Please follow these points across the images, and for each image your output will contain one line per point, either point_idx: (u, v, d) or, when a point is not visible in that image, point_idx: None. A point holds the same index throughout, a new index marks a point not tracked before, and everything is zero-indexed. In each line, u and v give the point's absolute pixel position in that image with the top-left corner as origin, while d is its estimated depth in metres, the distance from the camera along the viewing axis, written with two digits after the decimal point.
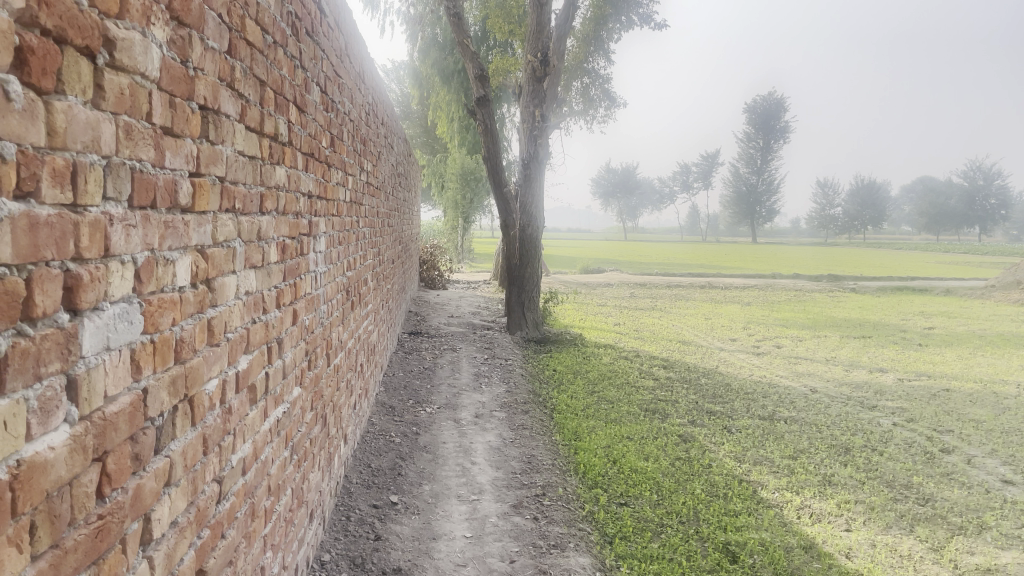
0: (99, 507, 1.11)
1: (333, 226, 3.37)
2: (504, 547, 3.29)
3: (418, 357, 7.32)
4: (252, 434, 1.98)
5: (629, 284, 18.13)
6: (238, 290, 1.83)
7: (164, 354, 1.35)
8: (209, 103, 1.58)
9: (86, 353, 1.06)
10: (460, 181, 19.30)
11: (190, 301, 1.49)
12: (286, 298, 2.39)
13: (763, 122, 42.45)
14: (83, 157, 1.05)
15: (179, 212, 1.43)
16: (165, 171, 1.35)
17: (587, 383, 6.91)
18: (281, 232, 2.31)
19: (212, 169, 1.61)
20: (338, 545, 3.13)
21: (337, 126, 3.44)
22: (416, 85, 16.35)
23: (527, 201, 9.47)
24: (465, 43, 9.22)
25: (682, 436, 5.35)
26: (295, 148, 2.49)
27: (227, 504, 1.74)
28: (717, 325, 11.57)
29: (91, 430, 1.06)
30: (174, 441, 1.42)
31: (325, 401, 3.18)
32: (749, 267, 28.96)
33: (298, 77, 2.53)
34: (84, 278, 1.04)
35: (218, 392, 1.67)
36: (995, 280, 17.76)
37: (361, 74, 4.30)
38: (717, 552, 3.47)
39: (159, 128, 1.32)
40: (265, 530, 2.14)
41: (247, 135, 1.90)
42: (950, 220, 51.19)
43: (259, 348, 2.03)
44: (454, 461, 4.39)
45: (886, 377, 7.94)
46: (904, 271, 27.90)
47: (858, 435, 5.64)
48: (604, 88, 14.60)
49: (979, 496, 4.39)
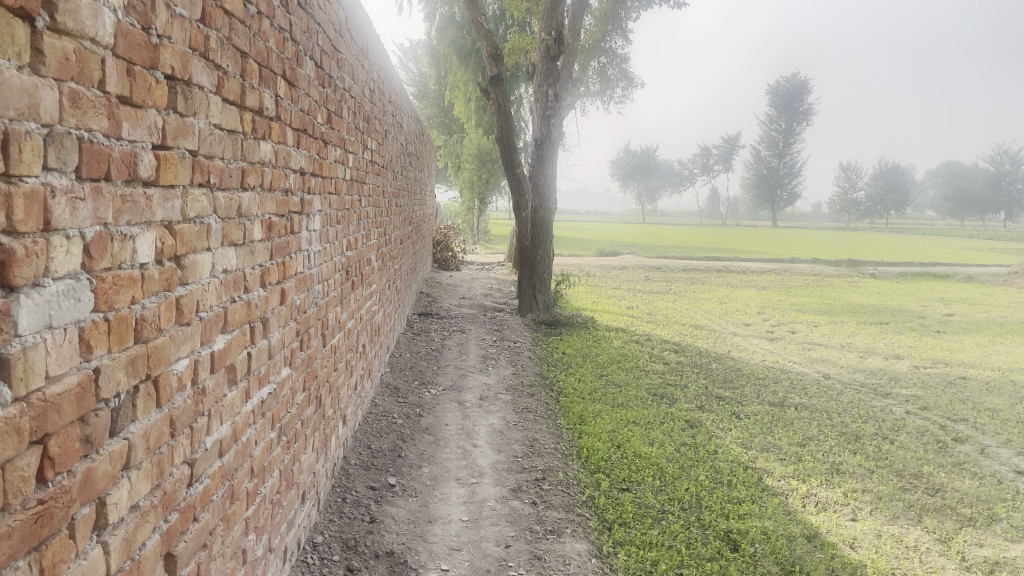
0: (40, 490, 1.06)
1: (330, 204, 3.32)
2: (500, 531, 3.25)
3: (426, 339, 7.29)
4: (230, 416, 1.93)
5: (645, 267, 18.01)
6: (214, 267, 1.78)
7: (122, 333, 1.30)
8: (177, 73, 1.52)
9: (22, 332, 1.01)
10: (476, 162, 19.23)
11: (155, 279, 1.44)
12: (273, 277, 2.34)
13: (784, 103, 41.88)
14: (17, 125, 1.00)
15: (141, 185, 1.38)
16: (122, 143, 1.30)
17: (596, 366, 6.85)
18: (267, 210, 2.26)
19: (181, 142, 1.56)
20: (332, 527, 3.10)
21: (336, 102, 3.39)
22: (433, 64, 16.22)
23: (540, 182, 9.37)
24: (479, 21, 9.10)
25: (688, 421, 5.28)
26: (283, 123, 2.43)
27: (199, 487, 1.70)
28: (731, 309, 11.46)
29: (27, 412, 1.02)
30: (134, 423, 1.37)
31: (320, 382, 3.14)
32: (767, 252, 28.64)
33: (288, 49, 2.46)
34: (19, 253, 1.00)
35: (189, 373, 1.62)
36: (1018, 266, 17.43)
37: (365, 50, 4.24)
38: (718, 539, 3.41)
39: (114, 98, 1.26)
40: (247, 512, 2.10)
41: (225, 108, 1.85)
42: (975, 205, 50.43)
43: (239, 328, 1.98)
44: (456, 444, 4.35)
45: (901, 363, 7.81)
46: (925, 257, 27.51)
47: (870, 422, 5.54)
48: (622, 68, 14.43)
49: (990, 487, 4.30)
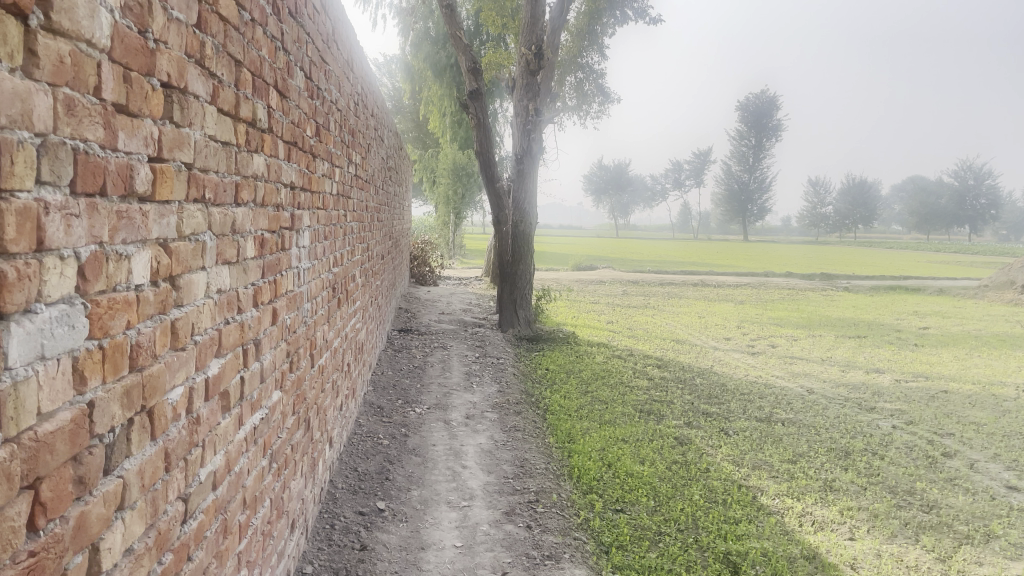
0: (30, 541, 0.95)
1: (319, 219, 3.21)
2: (496, 557, 3.15)
3: (407, 356, 7.17)
4: (224, 445, 1.82)
5: (622, 282, 18.01)
6: (209, 288, 1.67)
7: (117, 361, 1.19)
8: (173, 80, 1.42)
9: (13, 364, 0.90)
10: (452, 176, 19.16)
11: (150, 301, 1.33)
12: (265, 296, 2.23)
13: (754, 119, 42.42)
14: (9, 132, 0.89)
15: (136, 201, 1.27)
16: (118, 154, 1.19)
17: (581, 383, 6.77)
18: (259, 226, 2.15)
19: (177, 154, 1.45)
20: (321, 556, 2.98)
21: (323, 114, 3.28)
22: (408, 78, 16.15)
23: (520, 197, 9.32)
24: (457, 35, 9.03)
25: (677, 439, 5.22)
26: (275, 136, 2.34)
27: (193, 523, 1.59)
28: (710, 324, 11.46)
29: (19, 455, 0.91)
30: (129, 459, 1.26)
31: (308, 404, 3.02)
32: (742, 266, 28.86)
33: (279, 59, 2.37)
34: (11, 276, 0.89)
35: (184, 401, 1.51)
36: (988, 279, 17.70)
37: (350, 61, 4.15)
38: (717, 562, 3.33)
39: (110, 106, 1.16)
40: (240, 547, 1.98)
41: (220, 118, 1.75)
42: (942, 219, 51.31)
43: (233, 352, 1.87)
44: (444, 465, 4.24)
45: (883, 377, 7.83)
46: (896, 270, 27.87)
47: (858, 437, 5.52)
48: (598, 83, 14.46)
49: (984, 503, 4.27)
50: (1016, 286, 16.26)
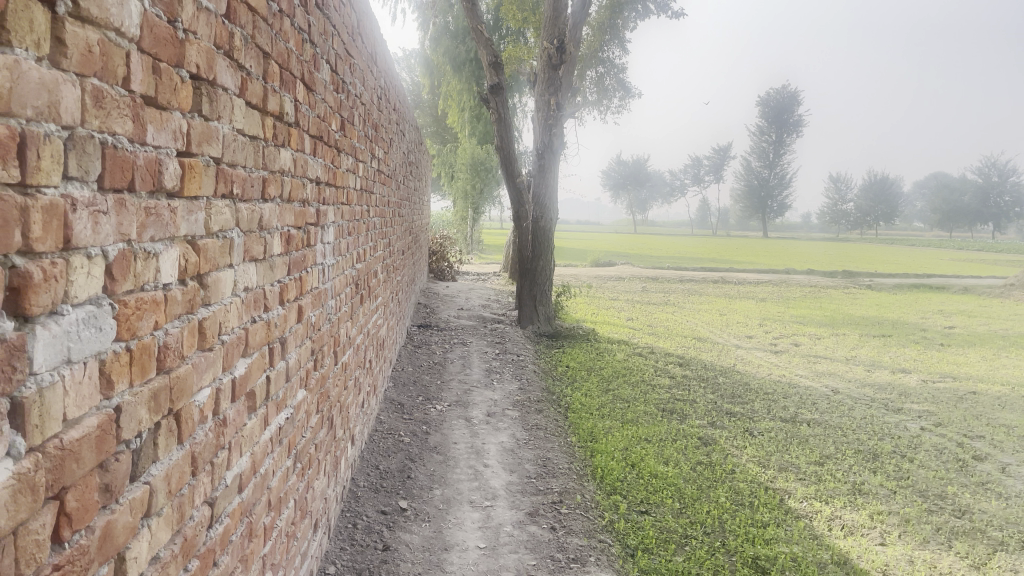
0: (54, 554, 0.91)
1: (342, 215, 3.17)
2: (520, 560, 3.10)
3: (427, 352, 7.14)
4: (250, 446, 1.78)
5: (641, 278, 17.88)
6: (236, 286, 1.63)
7: (144, 363, 1.14)
8: (202, 72, 1.38)
9: (37, 369, 0.86)
10: (470, 171, 19.07)
11: (178, 300, 1.29)
12: (291, 293, 2.19)
13: (775, 115, 42.11)
14: (35, 126, 0.85)
15: (165, 197, 1.23)
16: (147, 149, 1.15)
17: (602, 380, 6.71)
18: (286, 222, 2.11)
19: (206, 148, 1.41)
20: (344, 556, 2.94)
21: (348, 108, 3.24)
22: (428, 73, 16.09)
23: (541, 192, 9.25)
24: (479, 29, 8.94)
25: (702, 439, 5.14)
26: (302, 130, 2.29)
27: (219, 528, 1.54)
28: (732, 322, 11.33)
29: (43, 465, 0.86)
30: (156, 465, 1.22)
31: (332, 402, 2.99)
32: (761, 262, 28.62)
33: (306, 51, 2.32)
34: (36, 277, 0.85)
35: (211, 403, 1.47)
36: (1015, 278, 17.39)
37: (374, 55, 4.10)
38: (746, 566, 3.26)
39: (139, 98, 1.12)
40: (265, 550, 1.94)
41: (248, 112, 1.70)
42: (965, 217, 50.65)
43: (259, 351, 1.83)
44: (466, 464, 4.20)
45: (910, 378, 7.70)
46: (920, 268, 27.58)
47: (886, 439, 5.42)
48: (619, 78, 14.34)
49: (1018, 509, 4.17)
50: None
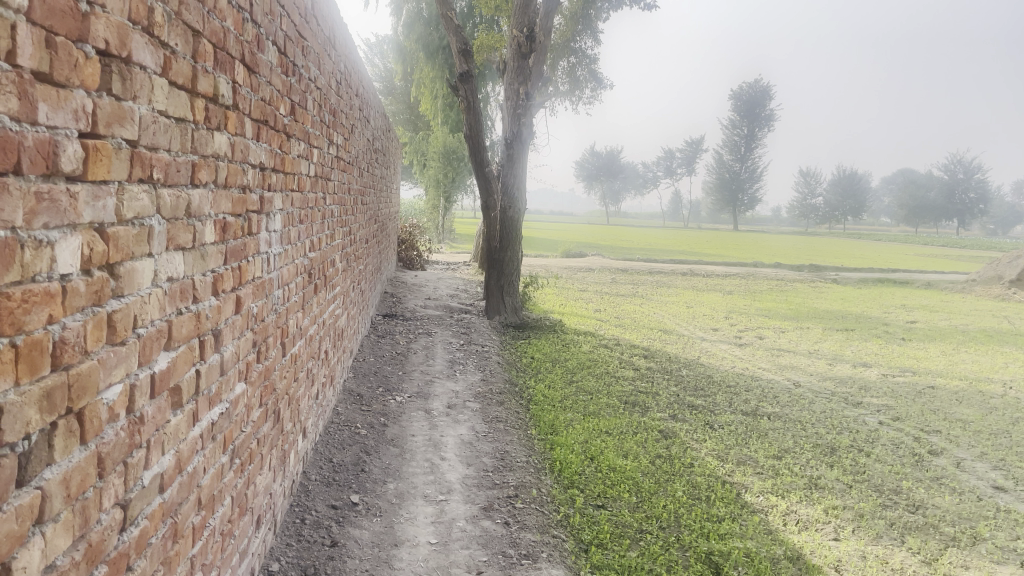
0: None
1: (292, 202, 3.08)
2: (470, 556, 3.05)
3: (391, 342, 7.06)
4: (175, 444, 1.70)
5: (611, 269, 17.91)
6: (157, 276, 1.55)
7: (33, 361, 1.06)
8: (112, 48, 1.29)
9: None
10: (442, 160, 18.94)
11: (81, 292, 1.21)
12: (227, 283, 2.10)
13: (746, 109, 42.45)
14: None
15: (63, 181, 1.15)
16: (38, 129, 1.06)
17: (566, 372, 6.67)
18: (221, 209, 2.02)
19: (116, 130, 1.32)
20: (289, 553, 2.86)
21: (300, 92, 3.14)
22: (400, 60, 15.93)
23: (509, 182, 9.18)
24: (448, 15, 8.81)
25: (662, 432, 5.13)
26: (241, 113, 2.20)
27: (134, 531, 1.47)
28: (699, 314, 11.37)
29: None
30: (51, 467, 1.14)
31: (278, 395, 2.90)
32: (730, 255, 28.88)
33: (247, 32, 2.22)
34: None
35: (123, 400, 1.39)
36: (975, 274, 17.68)
37: (332, 38, 4.00)
38: (699, 562, 3.24)
39: (29, 74, 1.03)
40: (193, 550, 1.86)
41: (172, 93, 1.61)
42: (930, 213, 51.46)
43: (186, 344, 1.75)
44: (423, 457, 4.14)
45: (871, 372, 7.77)
46: (885, 262, 27.99)
47: (844, 433, 5.44)
48: (591, 69, 14.31)
49: (970, 504, 4.21)
50: (1003, 281, 16.30)
